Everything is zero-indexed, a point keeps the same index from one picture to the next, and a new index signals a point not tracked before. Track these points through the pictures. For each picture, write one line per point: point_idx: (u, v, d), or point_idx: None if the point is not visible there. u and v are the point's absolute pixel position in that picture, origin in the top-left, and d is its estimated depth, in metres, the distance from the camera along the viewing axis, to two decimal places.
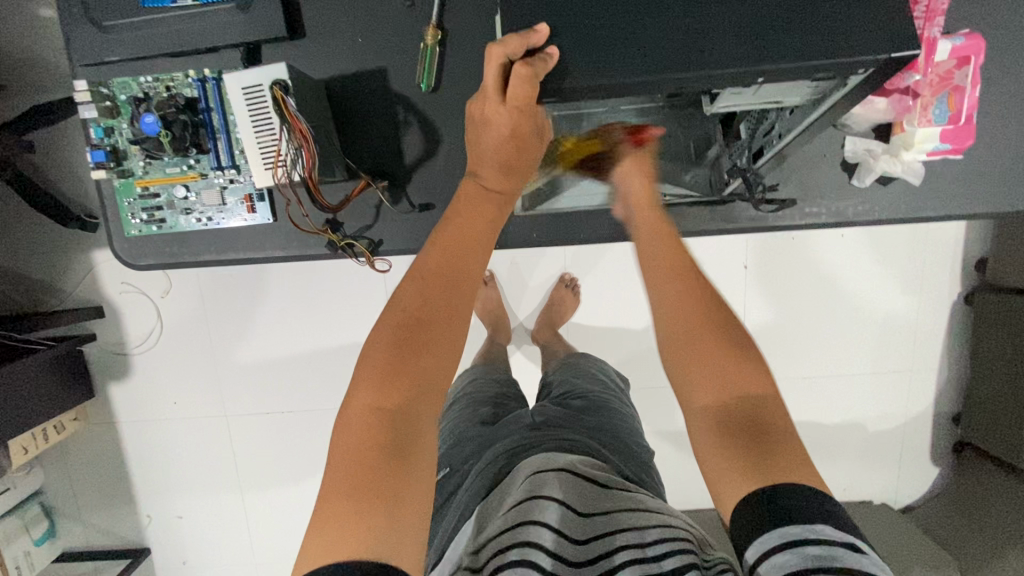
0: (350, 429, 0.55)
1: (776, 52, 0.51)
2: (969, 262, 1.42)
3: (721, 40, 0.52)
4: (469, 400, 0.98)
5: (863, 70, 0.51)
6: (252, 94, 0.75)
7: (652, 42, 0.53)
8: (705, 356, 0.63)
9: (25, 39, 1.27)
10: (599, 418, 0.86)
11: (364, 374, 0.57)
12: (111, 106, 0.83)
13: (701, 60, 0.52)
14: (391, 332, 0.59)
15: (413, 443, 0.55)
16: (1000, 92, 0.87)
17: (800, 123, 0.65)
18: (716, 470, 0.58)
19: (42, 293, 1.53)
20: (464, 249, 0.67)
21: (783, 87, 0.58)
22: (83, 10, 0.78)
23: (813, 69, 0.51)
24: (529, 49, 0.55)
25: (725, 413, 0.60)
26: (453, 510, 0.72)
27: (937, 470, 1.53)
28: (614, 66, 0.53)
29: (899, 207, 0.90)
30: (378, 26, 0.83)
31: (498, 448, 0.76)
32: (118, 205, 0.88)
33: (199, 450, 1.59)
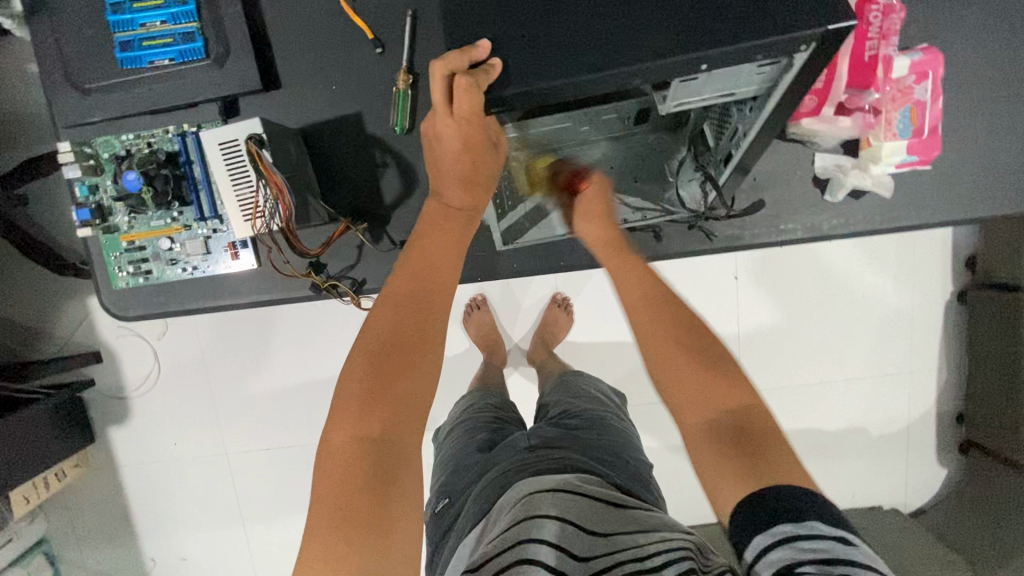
0: (334, 463, 0.55)
1: (711, 38, 0.50)
2: (959, 260, 1.42)
3: (660, 35, 0.52)
4: (466, 425, 0.98)
5: (804, 47, 0.49)
6: (229, 149, 0.77)
7: (587, 42, 0.54)
8: (690, 371, 0.65)
9: (17, 96, 1.31)
10: (594, 437, 0.85)
11: (341, 409, 0.58)
12: (94, 164, 0.85)
13: (641, 54, 0.51)
14: (365, 362, 0.60)
15: (397, 464, 0.56)
16: (965, 100, 0.88)
17: (756, 120, 0.62)
18: (713, 480, 0.57)
19: (40, 342, 1.55)
20: (434, 271, 0.68)
21: (729, 78, 0.56)
22: (65, 75, 0.81)
23: (751, 51, 0.49)
24: (474, 63, 0.60)
25: (716, 424, 0.60)
26: (454, 539, 0.72)
27: (946, 472, 1.51)
28: (553, 70, 0.54)
29: (874, 219, 0.91)
30: (351, 73, 0.86)
31: (494, 473, 0.76)
32: (105, 259, 0.90)
33: (202, 489, 1.59)
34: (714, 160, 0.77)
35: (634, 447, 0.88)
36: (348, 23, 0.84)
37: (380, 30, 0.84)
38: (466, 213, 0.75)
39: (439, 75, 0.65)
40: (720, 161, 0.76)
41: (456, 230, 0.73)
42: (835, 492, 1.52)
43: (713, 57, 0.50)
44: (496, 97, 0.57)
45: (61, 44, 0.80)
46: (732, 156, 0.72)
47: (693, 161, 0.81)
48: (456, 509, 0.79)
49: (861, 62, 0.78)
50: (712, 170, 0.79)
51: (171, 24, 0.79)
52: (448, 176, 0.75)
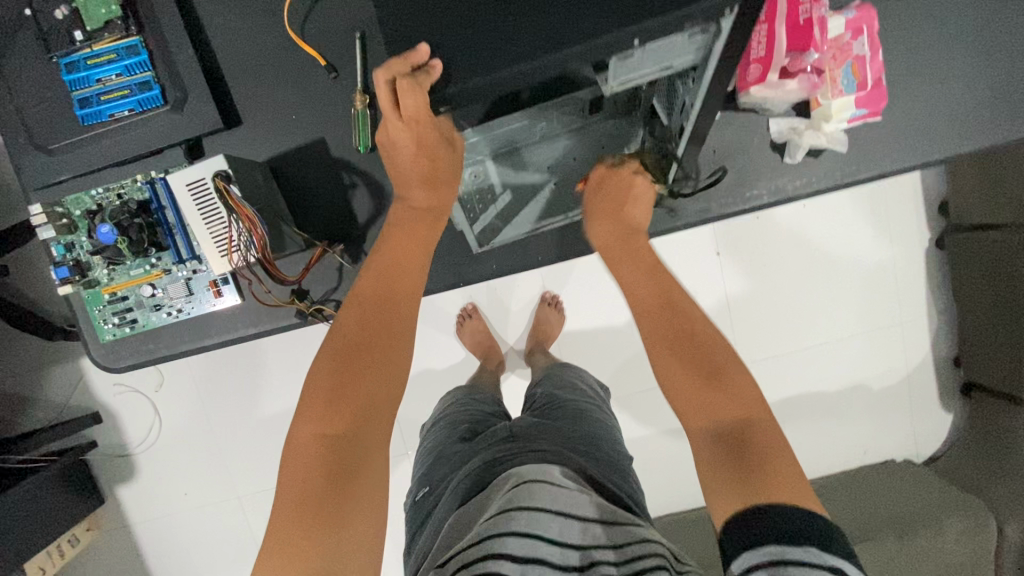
0: (295, 457, 0.56)
1: (639, 13, 0.52)
2: (931, 207, 1.45)
3: (589, 15, 0.54)
4: (448, 418, 0.99)
5: (727, 11, 0.51)
6: (196, 187, 0.78)
7: (522, 33, 0.56)
8: (691, 390, 0.67)
9: None
10: (577, 427, 0.87)
11: (309, 404, 0.59)
12: (67, 223, 0.86)
13: (571, 37, 0.54)
14: (329, 359, 0.62)
15: (360, 462, 0.57)
16: (905, 51, 0.91)
17: (698, 90, 0.64)
18: (714, 487, 0.59)
19: (37, 410, 1.54)
20: (398, 273, 0.70)
21: (664, 50, 0.58)
22: (29, 139, 0.83)
23: (680, 19, 0.51)
24: (415, 67, 0.63)
25: (719, 438, 0.62)
26: (431, 525, 0.74)
27: (950, 415, 1.53)
28: (491, 62, 0.57)
29: (835, 175, 0.93)
30: (310, 100, 0.88)
31: (474, 462, 0.77)
32: (90, 314, 0.91)
33: (219, 536, 1.58)
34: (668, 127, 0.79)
35: (616, 441, 0.89)
36: (300, 52, 0.86)
37: (332, 56, 0.86)
38: (431, 213, 0.78)
39: (384, 85, 0.68)
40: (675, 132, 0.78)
41: (415, 234, 0.75)
42: (844, 451, 1.54)
43: (643, 32, 0.52)
44: (443, 97, 0.60)
45: (22, 109, 0.82)
46: (684, 129, 0.74)
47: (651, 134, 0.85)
48: (436, 493, 0.80)
49: (797, 26, 0.81)
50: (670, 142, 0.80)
51: (127, 76, 0.81)
52: (410, 179, 0.78)
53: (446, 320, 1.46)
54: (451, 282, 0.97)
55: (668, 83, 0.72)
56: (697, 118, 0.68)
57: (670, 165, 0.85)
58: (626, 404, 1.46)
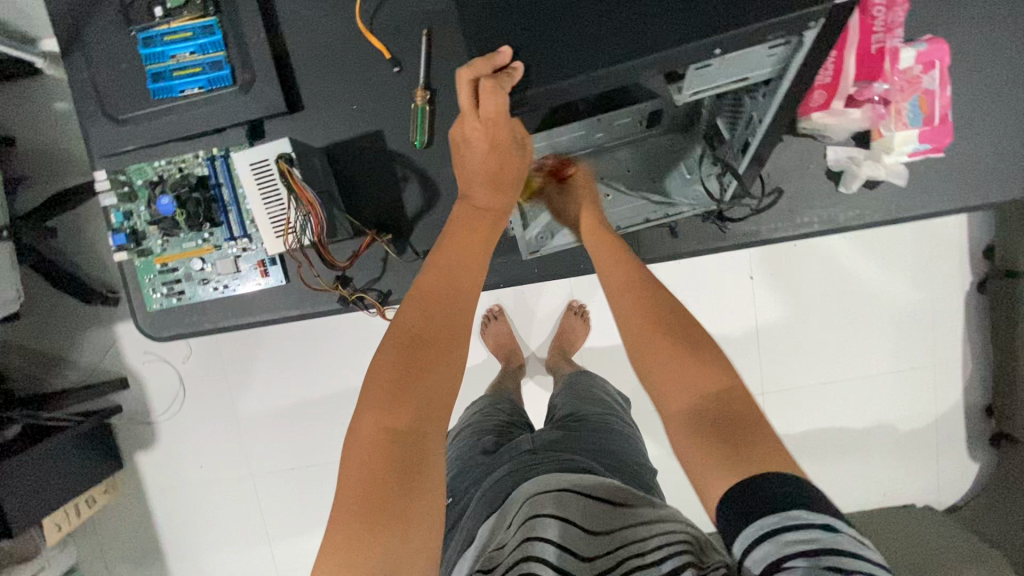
0: (358, 450, 0.58)
1: (724, 22, 0.52)
2: (976, 251, 1.41)
3: (673, 23, 0.54)
4: (472, 429, 0.99)
5: (813, 23, 0.51)
6: (260, 168, 0.80)
7: (604, 37, 0.57)
8: (680, 359, 0.65)
9: (58, 140, 1.46)
10: (600, 439, 0.86)
11: (369, 399, 0.60)
12: (129, 191, 0.89)
13: (652, 46, 0.55)
14: (394, 352, 0.63)
15: (418, 460, 0.58)
16: (974, 88, 0.89)
17: (770, 104, 0.64)
18: (699, 467, 0.58)
19: (68, 371, 1.58)
20: (459, 268, 0.71)
21: (743, 62, 0.58)
22: (100, 108, 0.85)
23: (767, 30, 0.51)
24: (497, 69, 0.63)
25: (699, 415, 0.61)
26: (456, 539, 0.72)
27: (977, 464, 1.48)
28: (570, 66, 0.58)
29: (889, 209, 0.92)
30: (371, 92, 0.89)
31: (498, 473, 0.77)
32: (139, 282, 0.93)
33: (229, 513, 1.61)
34: (732, 148, 0.78)
35: (641, 457, 0.89)
36: (366, 44, 0.88)
37: (397, 50, 0.88)
38: (492, 212, 0.77)
39: (467, 83, 0.68)
40: (737, 150, 0.77)
41: (477, 229, 0.75)
42: (862, 492, 1.50)
43: (726, 40, 0.52)
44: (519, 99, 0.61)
45: (96, 78, 0.85)
46: (748, 145, 0.73)
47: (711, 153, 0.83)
48: (460, 504, 0.80)
49: (868, 54, 0.80)
50: (731, 161, 0.79)
51: (200, 54, 0.83)
52: (473, 175, 0.77)
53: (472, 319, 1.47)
54: (490, 283, 0.97)
55: (734, 96, 0.73)
56: (764, 133, 0.68)
57: (727, 180, 0.83)
58: (644, 421, 1.45)
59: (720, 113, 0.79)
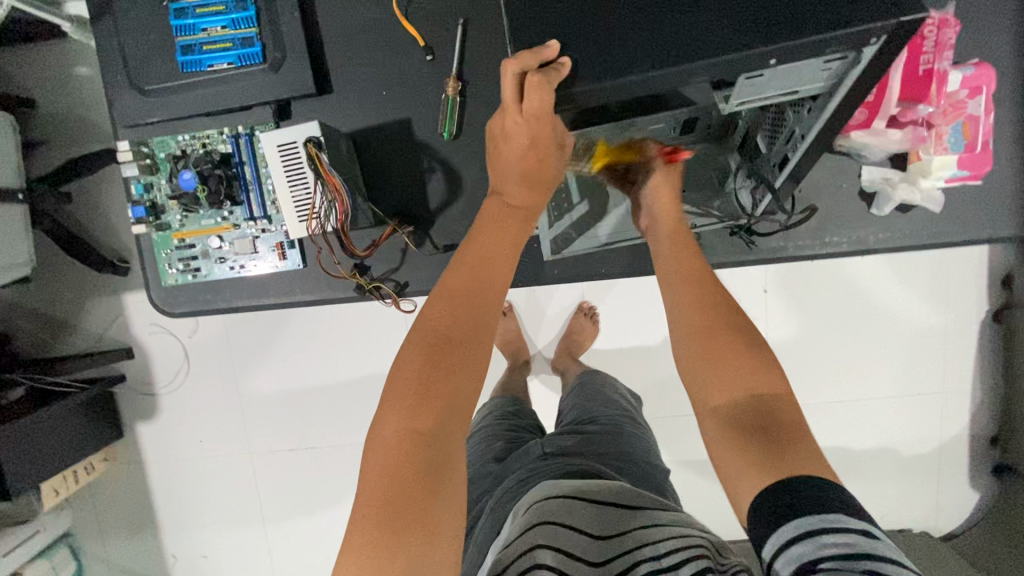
0: (382, 452, 0.57)
1: (781, 32, 0.50)
2: (996, 279, 1.39)
3: (728, 29, 0.53)
4: (484, 433, 1.01)
5: (875, 40, 0.49)
6: (287, 150, 0.79)
7: (653, 38, 0.55)
8: (727, 356, 0.65)
9: (75, 105, 1.45)
10: (611, 445, 0.86)
11: (395, 397, 0.60)
12: (151, 164, 0.88)
13: (704, 50, 0.52)
14: (422, 351, 0.62)
15: (442, 460, 0.57)
16: (1018, 116, 0.87)
17: (816, 120, 0.61)
18: (733, 469, 0.58)
19: (74, 337, 1.58)
20: (488, 265, 0.69)
21: (793, 75, 0.56)
22: (127, 78, 0.84)
23: (825, 43, 0.50)
24: (544, 62, 0.60)
25: (742, 411, 0.61)
26: (472, 547, 0.75)
27: (977, 494, 1.47)
28: (615, 65, 0.56)
29: (919, 233, 0.90)
30: (402, 79, 0.87)
31: (509, 482, 0.80)
32: (155, 256, 0.92)
33: (227, 489, 1.61)
34: (767, 162, 0.75)
35: (655, 457, 0.89)
36: (399, 29, 0.86)
37: (431, 38, 0.86)
38: (525, 211, 0.76)
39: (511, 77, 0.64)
40: (773, 166, 0.74)
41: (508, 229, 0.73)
42: None
43: (781, 51, 0.51)
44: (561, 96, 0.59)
45: (125, 46, 0.83)
46: (787, 160, 0.70)
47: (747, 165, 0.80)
48: (475, 511, 0.84)
49: (915, 75, 0.78)
50: (766, 175, 0.76)
51: (231, 29, 0.81)
52: (509, 175, 0.76)
53: None
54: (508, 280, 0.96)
55: (778, 110, 0.69)
56: (806, 150, 0.66)
57: (765, 197, 0.80)
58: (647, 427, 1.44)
59: (760, 126, 0.75)
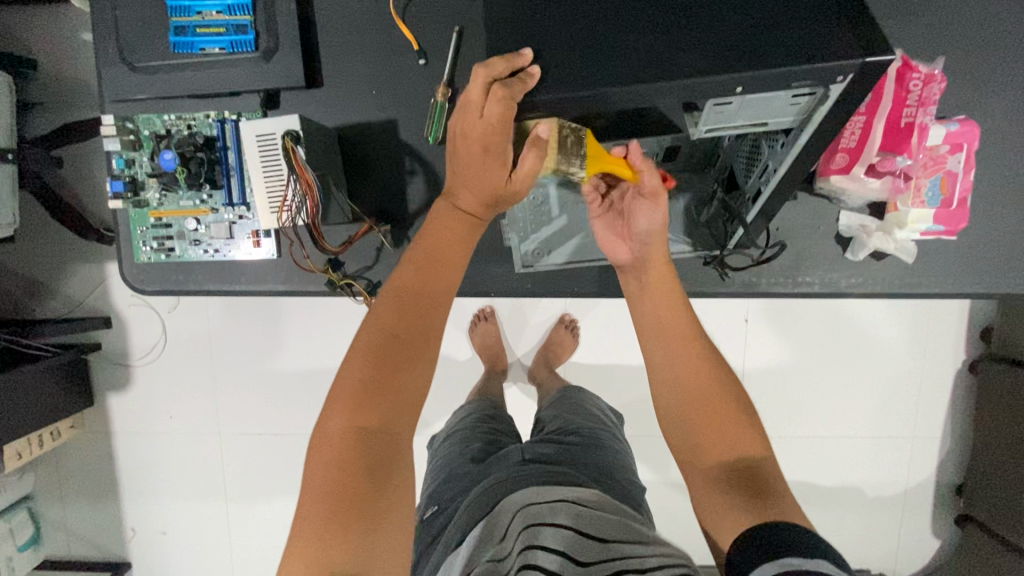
0: (325, 450, 0.57)
1: (749, 63, 0.51)
2: (974, 331, 1.40)
3: (701, 56, 0.53)
4: (461, 435, 1.01)
5: (841, 78, 0.50)
6: (265, 141, 0.79)
7: (626, 60, 0.56)
8: (711, 418, 0.65)
9: (73, 68, 1.45)
10: (589, 457, 0.87)
11: (341, 397, 0.60)
12: (134, 140, 0.88)
13: (673, 72, 0.53)
14: (369, 352, 0.62)
15: (389, 456, 0.58)
16: (1000, 175, 0.88)
17: (787, 155, 0.63)
18: (716, 517, 0.60)
19: (53, 301, 1.58)
20: (440, 264, 0.69)
21: (764, 107, 0.57)
22: (117, 52, 0.84)
23: (792, 76, 0.50)
24: (515, 71, 0.62)
25: (729, 475, 0.61)
26: (441, 545, 0.75)
27: (937, 541, 1.48)
28: (588, 80, 0.56)
29: (893, 282, 0.90)
30: (393, 80, 0.88)
31: (488, 481, 0.79)
32: (131, 232, 0.91)
33: (192, 466, 1.61)
34: (744, 195, 0.76)
35: (625, 469, 0.89)
36: (395, 30, 0.86)
37: (426, 42, 0.86)
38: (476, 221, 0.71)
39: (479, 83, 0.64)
40: (748, 199, 0.76)
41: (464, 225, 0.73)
42: None
43: (748, 80, 0.51)
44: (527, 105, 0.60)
45: (118, 21, 0.83)
46: (759, 194, 0.72)
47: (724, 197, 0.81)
48: (443, 513, 0.83)
49: (897, 127, 0.77)
50: (741, 208, 0.78)
51: (226, 14, 0.81)
52: (467, 184, 0.69)
53: (461, 316, 1.46)
54: (482, 289, 0.96)
55: (754, 143, 0.71)
56: (776, 184, 0.67)
57: (737, 230, 0.81)
58: None
59: (737, 156, 0.77)
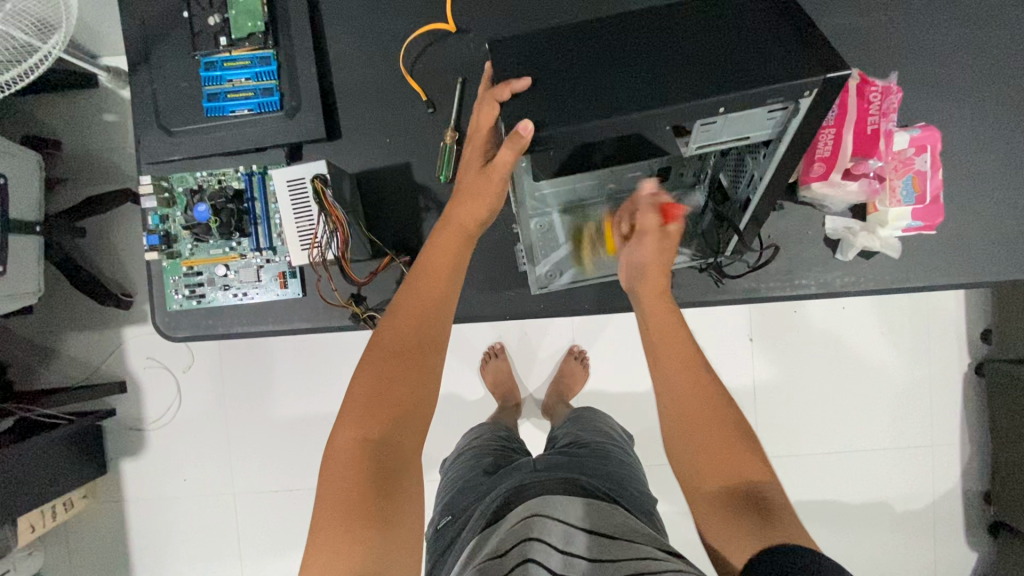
0: (337, 457, 0.62)
1: (727, 88, 0.59)
2: (974, 332, 1.44)
3: (686, 83, 0.61)
4: (476, 450, 1.03)
5: (808, 92, 0.58)
6: (294, 185, 0.87)
7: (618, 91, 0.63)
8: (720, 442, 0.69)
9: (99, 146, 1.56)
10: (601, 465, 0.89)
11: (351, 412, 0.65)
12: (169, 197, 0.94)
13: (663, 100, 0.60)
14: (378, 365, 0.67)
15: (395, 468, 0.62)
16: (967, 172, 0.95)
17: (770, 163, 0.69)
18: (726, 539, 0.62)
19: (71, 370, 1.60)
20: (441, 279, 0.74)
21: (744, 123, 0.64)
22: (155, 120, 0.93)
23: (767, 94, 0.58)
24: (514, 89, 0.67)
25: (732, 494, 0.65)
26: (456, 550, 0.75)
27: (974, 554, 1.45)
28: (586, 110, 0.62)
29: (883, 277, 0.96)
30: (405, 128, 0.96)
31: (502, 487, 0.79)
32: (163, 282, 0.97)
33: (206, 531, 1.58)
34: (733, 205, 0.82)
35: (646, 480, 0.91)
36: (405, 85, 0.96)
37: (433, 93, 0.96)
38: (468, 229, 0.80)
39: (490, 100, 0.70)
40: (738, 208, 0.81)
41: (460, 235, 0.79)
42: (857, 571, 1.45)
43: (729, 102, 0.59)
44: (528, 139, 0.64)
45: (156, 93, 0.92)
46: (749, 202, 0.77)
47: (715, 210, 0.87)
48: (458, 522, 0.83)
49: (864, 134, 0.86)
50: (733, 218, 0.83)
51: (254, 80, 0.91)
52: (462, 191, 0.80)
53: (472, 354, 1.49)
54: (496, 314, 1.01)
55: (738, 156, 0.77)
56: (766, 189, 0.73)
57: (731, 237, 0.86)
58: None
59: (724, 169, 0.83)
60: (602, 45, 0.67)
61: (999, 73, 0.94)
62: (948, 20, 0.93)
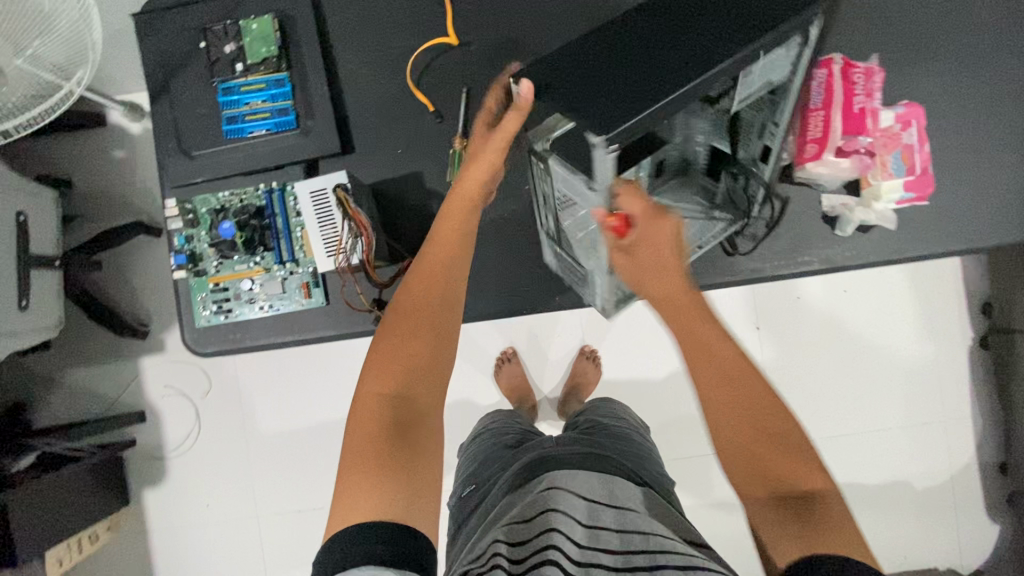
0: (360, 409, 0.65)
1: (755, 35, 0.64)
2: (974, 306, 1.48)
3: (717, 45, 0.65)
4: (495, 426, 1.06)
5: (816, 17, 0.66)
6: (318, 195, 0.93)
7: (667, 68, 0.65)
8: (773, 448, 0.63)
9: (111, 183, 1.61)
10: (624, 446, 0.91)
11: (372, 370, 0.68)
12: (193, 218, 0.99)
13: (714, 62, 0.63)
14: (393, 324, 0.70)
15: (412, 417, 0.64)
16: (952, 145, 1.00)
17: (787, 104, 0.75)
18: (770, 533, 0.60)
19: (90, 402, 1.62)
20: (452, 249, 0.78)
21: (767, 68, 0.69)
22: (177, 145, 0.97)
23: (786, 30, 0.64)
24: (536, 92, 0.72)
25: (780, 496, 0.61)
26: (480, 513, 0.79)
27: (996, 526, 1.46)
28: (659, 90, 0.63)
29: (882, 250, 1.00)
30: (415, 138, 1.01)
31: (526, 457, 0.83)
32: (191, 300, 1.00)
33: (231, 556, 1.58)
34: (748, 164, 0.85)
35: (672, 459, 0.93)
36: (413, 98, 1.01)
37: (440, 104, 1.01)
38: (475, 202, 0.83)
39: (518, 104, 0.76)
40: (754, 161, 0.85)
41: (470, 200, 0.82)
42: (883, 552, 1.46)
43: (761, 46, 0.64)
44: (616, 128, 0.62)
45: (177, 120, 0.97)
46: (768, 151, 0.81)
47: (730, 177, 0.89)
48: (482, 488, 0.86)
49: (852, 113, 0.91)
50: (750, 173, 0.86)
51: (270, 102, 0.96)
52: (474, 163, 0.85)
53: (487, 360, 1.52)
54: (513, 310, 1.04)
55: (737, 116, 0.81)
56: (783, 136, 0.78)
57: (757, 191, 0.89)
58: None
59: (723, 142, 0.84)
60: (616, 44, 0.70)
61: (971, 53, 1.00)
62: (919, 6, 0.99)
